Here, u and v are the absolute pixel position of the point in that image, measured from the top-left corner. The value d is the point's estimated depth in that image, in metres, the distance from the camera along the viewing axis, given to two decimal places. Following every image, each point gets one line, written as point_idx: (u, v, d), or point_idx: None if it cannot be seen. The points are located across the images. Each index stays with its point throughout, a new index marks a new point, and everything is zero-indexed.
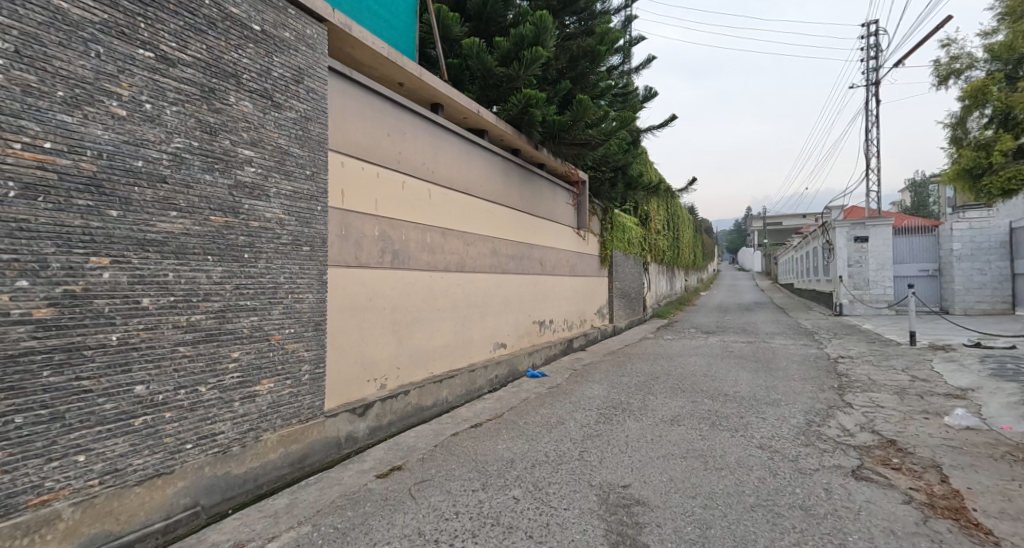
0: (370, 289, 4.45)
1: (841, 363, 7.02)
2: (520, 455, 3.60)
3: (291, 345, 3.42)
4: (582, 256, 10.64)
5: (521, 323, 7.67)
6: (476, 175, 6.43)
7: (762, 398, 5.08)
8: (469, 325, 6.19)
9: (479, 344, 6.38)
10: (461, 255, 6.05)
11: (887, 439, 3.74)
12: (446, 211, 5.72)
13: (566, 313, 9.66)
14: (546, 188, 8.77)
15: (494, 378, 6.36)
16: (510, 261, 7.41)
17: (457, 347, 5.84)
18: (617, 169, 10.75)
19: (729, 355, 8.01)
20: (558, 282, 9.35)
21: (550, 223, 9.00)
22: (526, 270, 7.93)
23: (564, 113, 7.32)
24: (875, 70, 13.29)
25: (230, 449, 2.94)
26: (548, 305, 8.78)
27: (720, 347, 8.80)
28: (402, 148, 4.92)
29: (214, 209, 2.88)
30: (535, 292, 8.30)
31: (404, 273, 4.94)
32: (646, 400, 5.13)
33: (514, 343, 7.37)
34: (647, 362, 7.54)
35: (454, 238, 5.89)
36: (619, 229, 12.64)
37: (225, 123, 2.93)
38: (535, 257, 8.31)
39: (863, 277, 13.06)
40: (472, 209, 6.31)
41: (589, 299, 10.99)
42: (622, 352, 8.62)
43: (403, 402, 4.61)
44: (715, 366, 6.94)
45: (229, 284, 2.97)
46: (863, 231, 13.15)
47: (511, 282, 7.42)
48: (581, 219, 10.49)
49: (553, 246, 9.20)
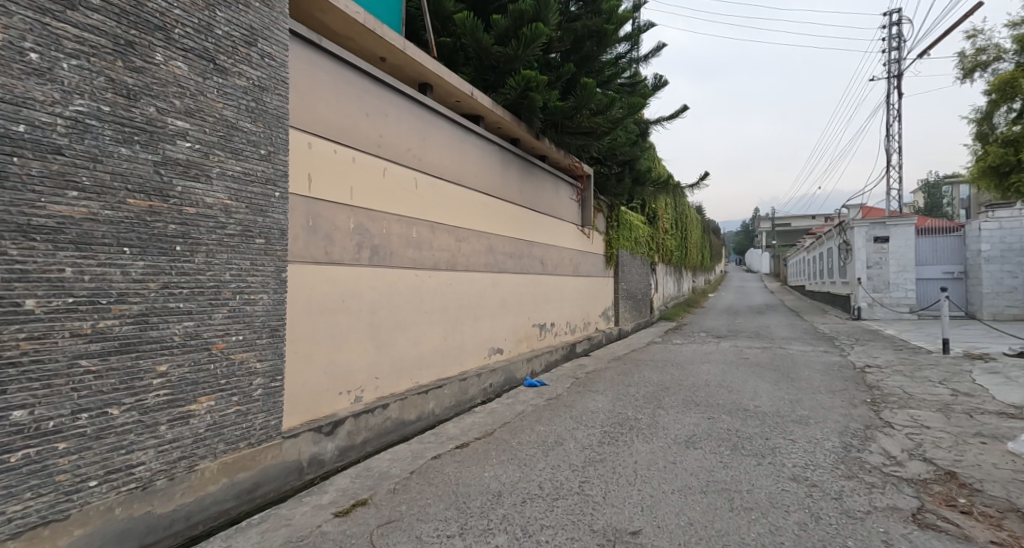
0: (344, 289, 3.93)
1: (869, 373, 6.43)
2: (510, 487, 3.06)
3: (239, 356, 2.91)
4: (586, 255, 10.10)
5: (520, 327, 7.14)
6: (471, 166, 5.91)
7: (787, 415, 4.51)
8: (462, 329, 5.67)
9: (473, 350, 5.85)
10: (453, 252, 5.53)
11: (944, 470, 3.17)
12: (435, 203, 5.20)
13: (569, 316, 9.12)
14: (548, 182, 8.24)
15: (488, 387, 5.84)
16: (508, 259, 6.89)
17: (446, 353, 5.32)
18: (624, 164, 10.19)
19: (745, 362, 7.43)
20: (561, 283, 8.80)
21: (552, 219, 8.47)
22: (526, 269, 7.41)
23: (567, 99, 6.77)
24: (898, 62, 12.64)
25: (154, 484, 2.42)
26: (550, 307, 8.24)
27: (733, 353, 8.22)
28: (384, 131, 4.41)
29: (133, 190, 2.35)
30: (536, 293, 7.76)
31: (385, 271, 4.42)
32: (656, 415, 4.58)
33: (512, 348, 6.85)
34: (656, 370, 6.98)
35: (444, 234, 5.37)
36: (625, 227, 12.07)
37: (149, 86, 2.41)
38: (535, 256, 7.78)
39: (884, 280, 12.42)
40: (466, 202, 5.80)
41: (594, 301, 10.45)
42: (629, 358, 8.06)
43: (381, 417, 4.10)
44: (730, 376, 6.36)
45: (155, 282, 2.45)
46: (884, 231, 12.55)
47: (509, 282, 6.89)
48: (586, 216, 9.95)
49: (556, 244, 8.66)
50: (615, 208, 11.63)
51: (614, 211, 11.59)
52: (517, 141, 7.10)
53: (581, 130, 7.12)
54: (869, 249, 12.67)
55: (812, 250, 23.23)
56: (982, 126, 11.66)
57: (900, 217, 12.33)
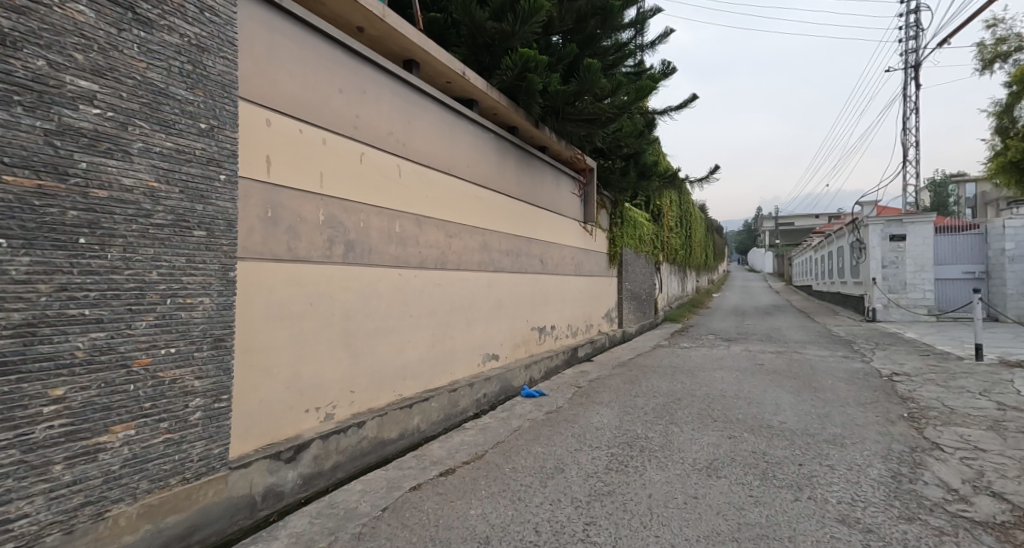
0: (311, 290, 3.42)
1: (899, 383, 5.90)
2: (501, 530, 2.54)
3: (172, 372, 2.39)
4: (588, 253, 9.58)
5: (516, 330, 6.63)
6: (463, 155, 5.40)
7: (818, 435, 3.99)
8: (452, 333, 5.16)
9: (464, 356, 5.34)
10: (443, 249, 5.02)
11: (1022, 510, 2.65)
12: (422, 194, 4.69)
13: (570, 318, 8.60)
14: (548, 175, 7.73)
15: (482, 398, 5.33)
16: (505, 257, 6.37)
17: (434, 361, 4.81)
18: (629, 158, 9.67)
19: (760, 369, 6.91)
20: (562, 283, 8.29)
21: (553, 215, 7.96)
22: (524, 268, 6.89)
23: (570, 82, 6.24)
24: (914, 52, 12.09)
25: (44, 540, 1.91)
26: (550, 309, 7.73)
27: (747, 359, 7.70)
28: (362, 111, 3.89)
29: (13, 164, 1.83)
30: (535, 294, 7.25)
31: (362, 269, 3.91)
32: (669, 434, 4.06)
33: (508, 354, 6.35)
34: (665, 378, 6.46)
35: (433, 228, 4.86)
36: (629, 224, 11.55)
37: (38, 33, 1.89)
38: (535, 254, 7.26)
39: (900, 280, 11.91)
40: (457, 194, 5.29)
41: (596, 302, 9.92)
42: (635, 364, 7.54)
43: (356, 437, 3.58)
44: (747, 385, 5.84)
45: (47, 284, 1.93)
46: (901, 228, 12.01)
47: (505, 282, 6.39)
48: (588, 212, 9.44)
49: (557, 242, 8.14)
50: (620, 204, 11.11)
51: (618, 207, 11.07)
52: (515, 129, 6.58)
53: (584, 117, 6.57)
54: (885, 248, 12.15)
55: (821, 249, 22.65)
56: (1003, 119, 11.13)
57: (918, 214, 11.77)
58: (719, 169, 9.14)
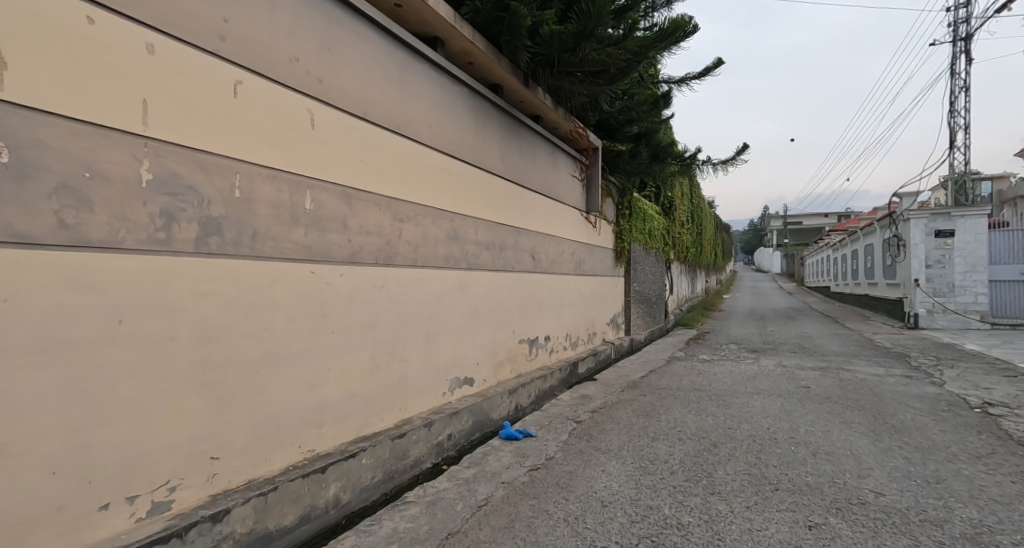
0: (123, 299, 2.00)
1: (1003, 419, 4.50)
2: None
3: None
4: (591, 248, 8.17)
5: (498, 345, 5.25)
6: (420, 111, 3.98)
7: (951, 528, 2.58)
8: (402, 353, 3.77)
9: (420, 384, 3.95)
10: (389, 238, 3.62)
11: None
12: (352, 158, 3.28)
13: (569, 326, 7.21)
14: (540, 150, 6.34)
15: (445, 442, 3.94)
16: (483, 252, 4.97)
17: (369, 394, 3.41)
18: (639, 138, 8.31)
19: (808, 395, 5.53)
20: (559, 285, 6.89)
21: (547, 199, 6.56)
22: (509, 266, 5.51)
23: (570, 21, 4.75)
24: (965, 23, 11.20)
25: None
26: (543, 316, 6.35)
27: (786, 379, 6.31)
28: (236, 13, 2.47)
29: None
30: (524, 300, 5.86)
31: (237, 263, 2.49)
32: (715, 520, 2.68)
33: (485, 376, 4.97)
34: (689, 407, 5.09)
35: (371, 207, 3.45)
36: (639, 216, 10.16)
37: None
38: (525, 249, 5.88)
39: (947, 282, 10.96)
40: (411, 162, 3.88)
41: (601, 307, 8.51)
42: (648, 385, 6.15)
43: (207, 542, 2.17)
44: (801, 423, 4.46)
45: None
46: (948, 223, 11.02)
47: (484, 282, 4.99)
48: (591, 199, 8.05)
49: (553, 234, 6.75)
50: (628, 194, 9.76)
51: (625, 198, 9.69)
52: (498, 85, 5.18)
53: (586, 71, 5.10)
54: (930, 245, 11.17)
55: (841, 251, 21.32)
56: None
57: (968, 206, 10.81)
58: (747, 149, 7.85)
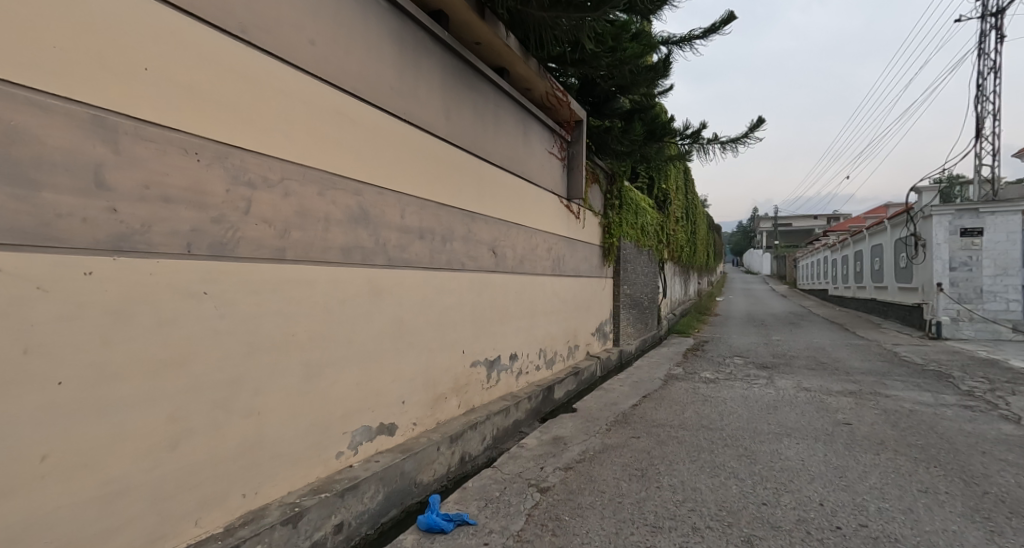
0: None
1: None
2: None
3: None
4: (573, 243, 6.77)
5: (437, 371, 3.83)
6: (292, 13, 2.50)
7: None
8: (250, 401, 2.30)
9: (287, 449, 2.49)
10: (218, 215, 2.14)
11: None
12: (122, 58, 1.79)
13: (544, 340, 5.80)
14: (504, 113, 4.92)
15: (327, 539, 2.51)
16: (413, 243, 3.54)
17: (166, 482, 1.93)
18: (632, 113, 6.96)
19: (854, 439, 4.15)
20: (531, 288, 5.47)
21: (515, 178, 5.14)
22: (456, 264, 4.08)
23: None
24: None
25: None
26: (507, 328, 4.95)
27: (817, 412, 4.96)
28: None
29: None
30: (479, 309, 4.43)
31: None
32: None
33: (414, 417, 3.54)
34: (698, 459, 3.70)
35: (176, 155, 1.96)
36: (631, 208, 8.85)
37: None
38: (481, 241, 4.47)
39: (973, 287, 9.95)
40: (271, 92, 2.40)
41: (585, 314, 7.12)
42: (642, 419, 4.78)
43: None
44: (866, 495, 3.06)
45: None
46: (976, 220, 10.01)
47: (415, 286, 3.56)
48: (573, 184, 6.65)
49: (522, 223, 5.32)
50: (618, 181, 8.40)
51: (615, 185, 8.31)
52: (440, 10, 3.77)
53: None
54: (955, 244, 10.17)
55: (840, 251, 20.19)
56: None
57: (999, 202, 9.78)
58: (763, 124, 6.63)
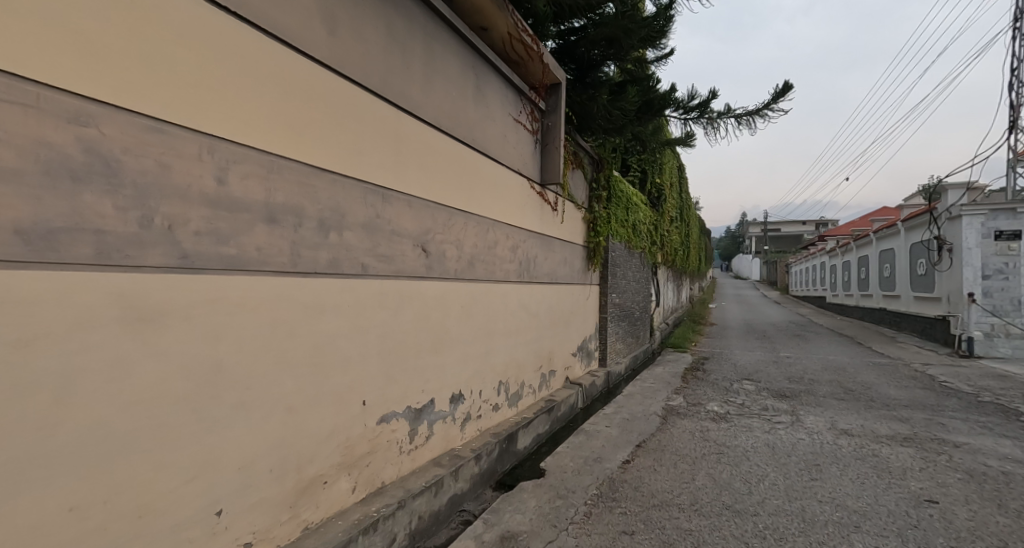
0: None
1: None
2: None
3: None
4: (549, 241, 5.31)
5: (308, 443, 2.33)
6: None
7: None
8: None
9: None
10: None
11: None
12: None
13: (505, 369, 4.31)
14: (443, 52, 3.45)
15: None
16: (247, 231, 2.02)
17: None
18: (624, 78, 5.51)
19: (957, 537, 2.75)
20: (485, 300, 4.00)
21: (460, 147, 3.67)
22: (349, 268, 2.58)
23: None
24: None
25: None
26: (445, 358, 3.46)
27: (880, 479, 3.55)
28: None
29: None
30: (394, 336, 2.94)
31: None
32: None
33: (248, 532, 2.03)
34: None
35: None
36: (621, 201, 7.41)
37: None
38: (400, 232, 2.97)
39: (1011, 298, 8.66)
40: None
41: (563, 330, 5.66)
42: (636, 493, 3.32)
43: None
44: None
45: None
46: (1014, 221, 8.70)
47: (253, 305, 2.05)
48: (548, 165, 5.18)
49: (473, 211, 3.85)
50: (607, 168, 6.95)
51: (603, 173, 6.86)
52: None
53: None
54: (988, 249, 8.90)
55: (840, 256, 18.97)
56: None
57: None
58: (789, 92, 5.23)
